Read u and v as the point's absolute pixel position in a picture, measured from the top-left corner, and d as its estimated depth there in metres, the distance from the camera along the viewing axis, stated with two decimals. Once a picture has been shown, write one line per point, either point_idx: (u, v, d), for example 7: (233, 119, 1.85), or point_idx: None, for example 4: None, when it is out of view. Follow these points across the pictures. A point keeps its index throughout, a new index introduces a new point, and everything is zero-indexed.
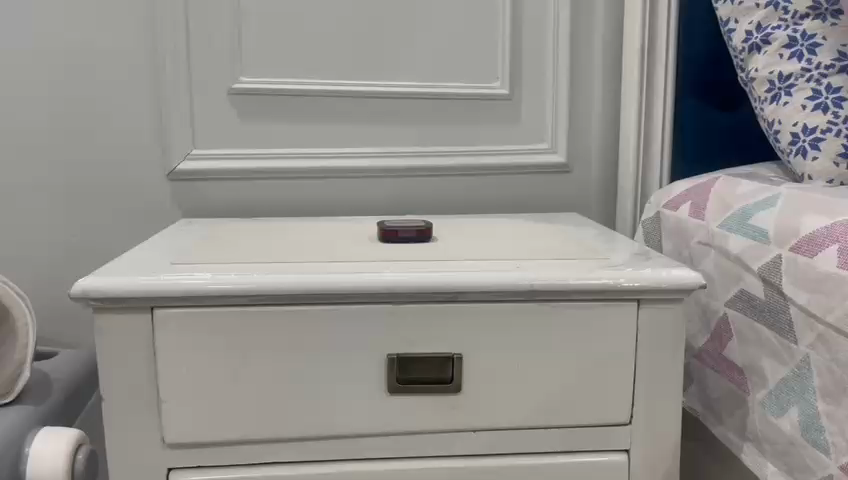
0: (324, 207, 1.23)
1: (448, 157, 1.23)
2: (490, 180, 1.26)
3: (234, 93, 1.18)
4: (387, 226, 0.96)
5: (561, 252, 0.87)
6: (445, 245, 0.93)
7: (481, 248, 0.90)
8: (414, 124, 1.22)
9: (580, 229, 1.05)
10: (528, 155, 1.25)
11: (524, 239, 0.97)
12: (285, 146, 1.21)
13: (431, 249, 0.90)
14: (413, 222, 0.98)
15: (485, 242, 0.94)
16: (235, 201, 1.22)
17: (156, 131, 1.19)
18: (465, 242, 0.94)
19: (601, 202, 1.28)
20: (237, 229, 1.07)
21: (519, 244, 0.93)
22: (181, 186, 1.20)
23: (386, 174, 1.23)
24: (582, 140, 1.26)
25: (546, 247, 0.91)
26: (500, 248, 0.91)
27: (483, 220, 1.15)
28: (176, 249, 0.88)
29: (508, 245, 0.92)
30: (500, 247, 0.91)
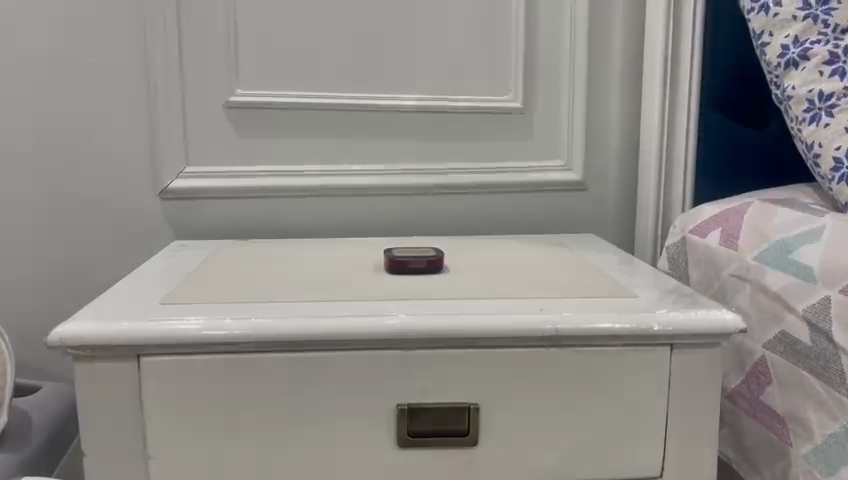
0: (325, 228, 1.16)
1: (457, 174, 1.16)
2: (502, 199, 1.18)
3: (229, 106, 1.10)
4: (394, 255, 0.89)
5: (584, 289, 0.80)
6: (457, 278, 0.86)
7: (496, 282, 0.83)
8: (421, 139, 1.16)
9: (599, 256, 0.98)
10: (542, 173, 1.18)
11: (541, 270, 0.90)
12: (284, 163, 1.14)
13: (442, 283, 0.83)
14: (422, 250, 0.91)
15: (499, 275, 0.87)
16: (231, 222, 1.14)
17: (146, 147, 1.11)
18: (478, 274, 0.87)
19: (618, 222, 1.21)
20: (232, 253, 1.00)
21: (536, 277, 0.85)
22: (173, 205, 1.13)
23: (392, 192, 1.16)
24: (598, 158, 1.19)
25: (567, 281, 0.84)
26: (517, 282, 0.83)
27: (495, 240, 1.10)
28: (164, 285, 0.81)
29: (525, 278, 0.85)
30: (517, 281, 0.84)
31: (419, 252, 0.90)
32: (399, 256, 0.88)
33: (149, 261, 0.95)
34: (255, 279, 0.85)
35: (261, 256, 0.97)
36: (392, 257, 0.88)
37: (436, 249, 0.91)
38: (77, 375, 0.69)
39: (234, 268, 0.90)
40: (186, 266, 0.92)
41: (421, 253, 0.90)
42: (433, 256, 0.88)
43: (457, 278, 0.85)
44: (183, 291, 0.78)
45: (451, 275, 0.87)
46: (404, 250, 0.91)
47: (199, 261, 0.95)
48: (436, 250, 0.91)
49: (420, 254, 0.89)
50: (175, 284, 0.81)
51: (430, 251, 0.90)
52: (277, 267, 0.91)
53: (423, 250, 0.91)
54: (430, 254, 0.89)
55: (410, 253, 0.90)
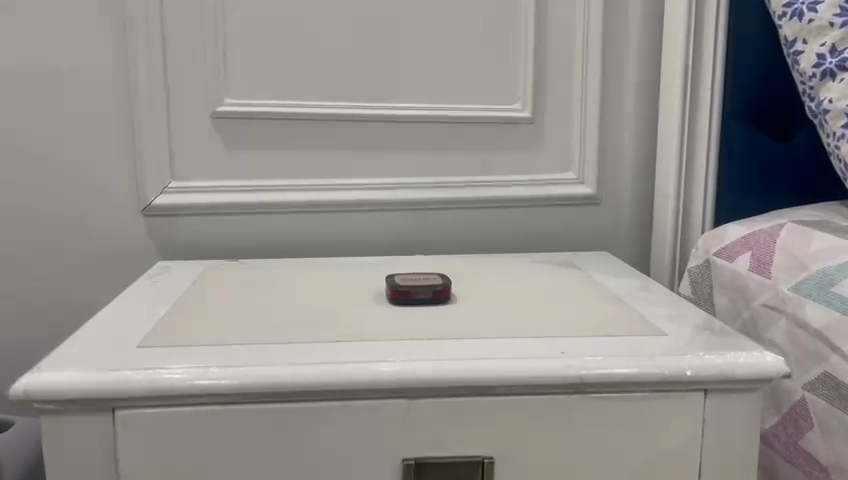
0: (321, 245, 1.09)
1: (462, 188, 1.09)
2: (509, 214, 1.11)
3: (217, 117, 1.03)
4: (397, 284, 0.81)
5: (606, 325, 0.73)
6: (466, 310, 0.78)
7: (510, 316, 0.76)
8: (424, 151, 1.08)
9: (617, 281, 0.91)
10: (553, 186, 1.10)
11: (557, 299, 0.82)
12: (277, 176, 1.06)
13: (451, 318, 0.76)
14: (428, 277, 0.83)
15: (512, 306, 0.80)
16: (219, 240, 1.07)
17: (128, 162, 1.03)
18: (489, 306, 0.80)
19: (632, 238, 1.14)
20: (219, 278, 0.92)
21: (553, 310, 0.78)
22: (157, 222, 1.05)
23: (392, 208, 1.09)
24: (612, 169, 1.12)
25: (586, 315, 0.77)
26: (532, 317, 0.76)
27: (504, 260, 1.02)
28: (145, 322, 0.74)
29: (541, 311, 0.78)
30: (532, 315, 0.77)
31: (424, 280, 0.82)
32: (402, 286, 0.81)
33: (128, 289, 0.87)
34: (244, 312, 0.77)
35: (252, 280, 0.90)
36: (395, 286, 0.81)
37: (443, 276, 0.84)
38: (45, 431, 0.62)
39: (223, 298, 0.82)
40: (168, 296, 0.84)
41: (426, 282, 0.82)
42: (439, 286, 0.80)
43: (466, 310, 0.78)
44: (165, 331, 0.71)
45: (459, 306, 0.80)
46: (407, 278, 0.83)
47: (184, 288, 0.88)
48: (443, 277, 0.83)
49: (425, 282, 0.82)
50: (156, 321, 0.74)
51: (436, 279, 0.83)
52: (269, 296, 0.83)
53: (428, 278, 0.84)
54: (435, 282, 0.81)
55: (415, 281, 0.82)
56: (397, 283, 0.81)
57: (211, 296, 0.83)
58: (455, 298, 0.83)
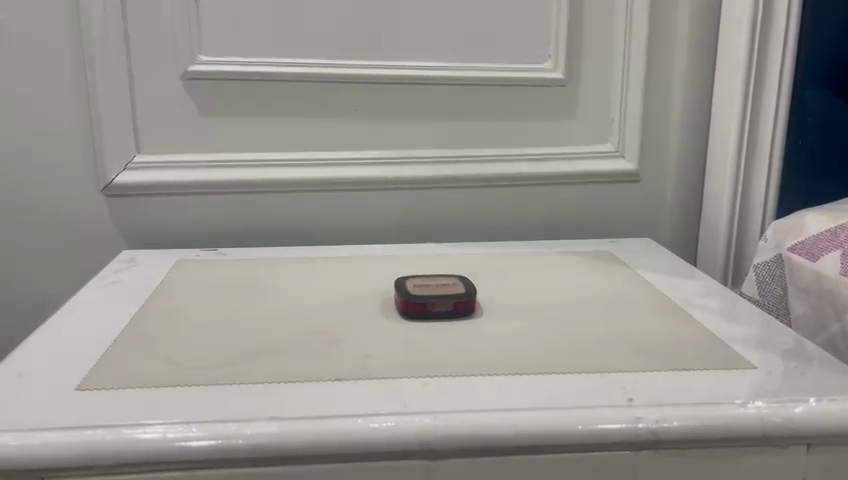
0: (316, 230, 0.93)
1: (481, 163, 0.93)
2: (536, 194, 0.95)
3: (189, 78, 0.86)
4: (409, 292, 0.65)
5: (677, 354, 0.58)
6: (497, 326, 0.63)
7: (553, 337, 0.61)
8: (436, 119, 0.91)
9: (670, 283, 0.76)
10: (588, 161, 0.94)
11: (606, 309, 0.67)
12: (263, 149, 0.89)
13: (479, 339, 0.60)
14: (446, 282, 0.68)
15: (552, 319, 0.65)
16: (195, 223, 0.90)
17: (84, 132, 0.86)
18: (524, 319, 0.64)
19: (678, 221, 0.99)
20: (190, 278, 0.76)
21: (605, 328, 0.63)
22: (121, 204, 0.89)
23: (399, 186, 0.92)
24: (657, 141, 0.95)
25: (647, 335, 0.61)
26: (580, 337, 0.61)
27: (532, 251, 0.87)
28: (92, 349, 0.58)
29: (589, 329, 0.63)
30: (580, 335, 0.61)
31: (442, 287, 0.67)
32: (416, 294, 0.65)
33: (76, 296, 0.71)
34: (220, 332, 0.61)
35: (232, 282, 0.74)
36: (406, 294, 0.65)
37: (466, 280, 0.68)
38: None
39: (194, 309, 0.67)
40: (126, 306, 0.68)
41: (445, 288, 0.66)
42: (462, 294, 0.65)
43: (497, 326, 0.63)
44: (115, 365, 0.55)
45: (487, 319, 0.64)
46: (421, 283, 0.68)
47: (145, 294, 0.72)
48: (465, 282, 0.68)
49: (444, 290, 0.66)
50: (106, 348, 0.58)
51: (457, 285, 0.67)
52: (251, 305, 0.68)
53: (447, 282, 0.68)
54: (457, 290, 0.66)
55: (431, 288, 0.66)
56: (410, 291, 0.66)
57: (181, 306, 0.67)
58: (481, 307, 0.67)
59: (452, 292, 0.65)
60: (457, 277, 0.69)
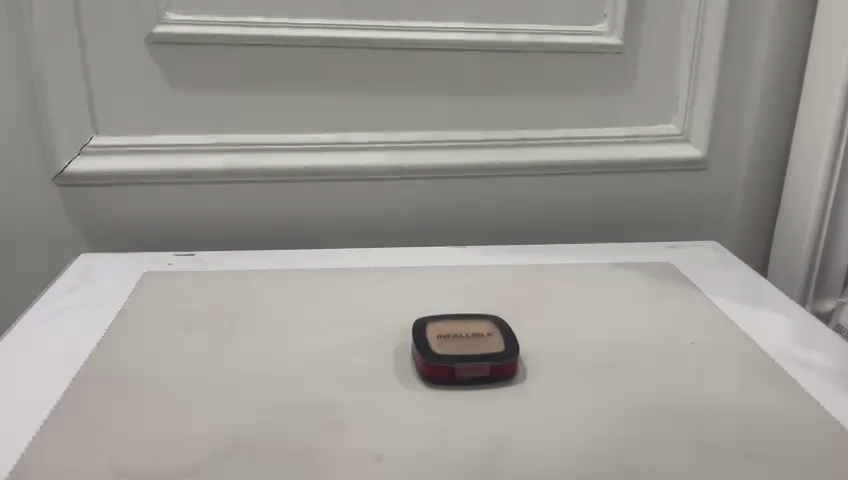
0: (315, 226, 0.78)
1: (515, 148, 0.77)
2: (580, 185, 0.79)
3: (155, 43, 0.69)
4: (431, 350, 0.51)
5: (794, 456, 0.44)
6: (547, 404, 0.49)
7: (625, 427, 0.47)
8: (462, 94, 0.75)
9: (755, 320, 0.62)
10: (645, 145, 0.78)
11: (684, 370, 0.53)
12: (250, 130, 0.73)
13: (529, 427, 0.46)
14: (478, 332, 0.53)
15: (619, 392, 0.51)
16: (169, 219, 0.75)
17: (26, 109, 0.70)
18: (584, 393, 0.51)
19: (746, 218, 0.83)
20: (159, 310, 0.62)
21: (691, 406, 0.49)
22: (78, 195, 0.73)
23: (415, 175, 0.76)
24: (730, 123, 0.79)
25: (750, 421, 0.47)
26: (660, 426, 0.47)
27: (576, 262, 0.72)
28: (12, 442, 0.44)
29: (669, 407, 0.49)
30: (659, 422, 0.47)
31: (472, 340, 0.52)
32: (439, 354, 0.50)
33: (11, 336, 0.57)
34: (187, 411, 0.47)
35: (209, 315, 0.60)
36: (426, 355, 0.50)
37: (504, 328, 0.53)
38: None
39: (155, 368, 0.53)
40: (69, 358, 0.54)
41: (476, 343, 0.51)
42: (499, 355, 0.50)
43: (549, 407, 0.49)
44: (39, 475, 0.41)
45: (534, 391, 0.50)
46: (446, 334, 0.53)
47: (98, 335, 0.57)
48: (504, 332, 0.53)
49: (476, 346, 0.51)
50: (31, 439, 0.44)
51: (492, 339, 0.52)
52: (230, 358, 0.54)
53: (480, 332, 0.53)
54: (492, 347, 0.51)
55: (458, 342, 0.52)
56: (430, 348, 0.51)
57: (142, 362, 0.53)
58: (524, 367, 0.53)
59: (485, 351, 0.50)
60: (493, 323, 0.54)
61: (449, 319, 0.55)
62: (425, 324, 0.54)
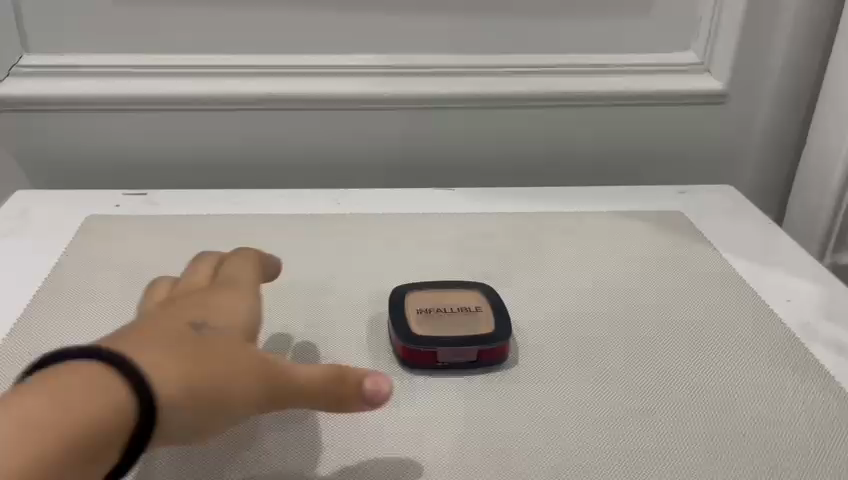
0: (288, 160, 0.70)
1: (509, 76, 0.68)
2: (582, 119, 0.71)
3: None
4: (413, 330, 0.46)
5: (810, 468, 0.39)
6: (536, 399, 0.44)
7: (627, 426, 0.42)
8: (450, 11, 0.66)
9: (776, 285, 0.55)
10: (657, 74, 0.69)
11: (689, 356, 0.48)
12: (207, 50, 0.65)
13: (521, 425, 0.42)
14: (465, 309, 0.48)
15: (622, 381, 0.45)
16: (123, 149, 0.68)
17: None
18: (580, 382, 0.45)
19: (766, 158, 0.75)
20: (98, 265, 0.55)
21: (702, 402, 0.44)
22: (16, 120, 0.66)
23: (396, 105, 0.68)
24: (757, 51, 0.69)
25: (767, 421, 0.42)
26: (664, 425, 0.42)
27: (575, 211, 0.65)
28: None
29: (674, 403, 0.44)
30: (665, 422, 0.42)
31: (458, 319, 0.47)
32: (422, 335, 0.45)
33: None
34: None
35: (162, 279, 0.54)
36: (407, 336, 0.45)
37: (494, 305, 0.48)
38: None
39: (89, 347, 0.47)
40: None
41: (464, 323, 0.47)
42: (489, 338, 0.45)
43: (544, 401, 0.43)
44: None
45: (525, 381, 0.45)
46: (429, 310, 0.48)
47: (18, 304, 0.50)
48: (494, 310, 0.48)
49: (462, 327, 0.46)
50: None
51: (480, 318, 0.47)
52: None
53: (466, 309, 0.48)
54: (480, 327, 0.46)
55: (443, 321, 0.47)
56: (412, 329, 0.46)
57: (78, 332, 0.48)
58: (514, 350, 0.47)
59: (473, 333, 0.46)
60: (482, 299, 0.49)
61: (433, 292, 0.50)
62: (406, 297, 0.49)
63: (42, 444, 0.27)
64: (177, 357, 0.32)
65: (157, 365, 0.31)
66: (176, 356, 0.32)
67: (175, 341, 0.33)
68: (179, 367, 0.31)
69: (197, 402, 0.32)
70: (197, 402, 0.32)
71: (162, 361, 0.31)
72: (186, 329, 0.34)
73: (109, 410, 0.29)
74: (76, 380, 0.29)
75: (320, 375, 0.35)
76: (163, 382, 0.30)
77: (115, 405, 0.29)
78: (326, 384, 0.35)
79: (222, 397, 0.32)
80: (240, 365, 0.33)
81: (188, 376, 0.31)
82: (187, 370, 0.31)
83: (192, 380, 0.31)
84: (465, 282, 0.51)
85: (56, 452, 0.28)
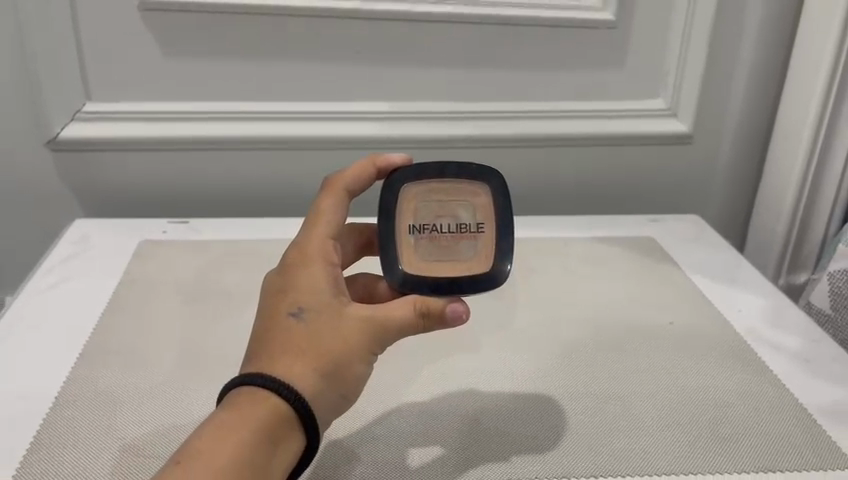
0: (309, 194, 0.80)
1: (505, 120, 0.78)
2: (567, 157, 0.81)
3: (145, 9, 0.68)
4: (404, 253, 0.48)
5: (801, 456, 0.48)
6: (553, 417, 0.51)
7: (650, 433, 0.50)
8: (454, 65, 0.75)
9: (732, 300, 0.65)
10: (633, 120, 0.80)
11: (683, 369, 0.56)
12: (241, 98, 0.74)
13: (545, 445, 0.48)
14: (465, 232, 0.49)
15: (635, 396, 0.53)
16: (165, 184, 0.77)
17: (19, 72, 0.70)
18: (595, 400, 0.53)
19: (727, 190, 0.86)
20: (155, 282, 0.65)
21: (660, 390, 0.54)
22: (73, 160, 0.74)
23: (405, 146, 0.78)
24: (717, 98, 0.80)
25: (711, 403, 0.53)
26: (632, 411, 0.52)
27: (560, 236, 0.75)
28: (17, 440, 0.47)
29: (658, 401, 0.53)
30: (628, 404, 0.52)
31: (456, 248, 0.49)
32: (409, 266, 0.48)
33: (7, 316, 0.59)
34: (190, 394, 0.52)
35: (210, 296, 0.63)
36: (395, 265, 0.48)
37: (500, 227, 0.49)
38: None
39: (151, 360, 0.55)
40: (68, 340, 0.57)
41: (458, 255, 0.48)
42: (480, 282, 0.47)
43: (531, 389, 0.53)
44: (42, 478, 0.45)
45: (536, 413, 0.51)
46: (425, 228, 0.49)
47: (100, 309, 0.61)
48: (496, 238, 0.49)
49: (455, 261, 0.48)
50: (32, 438, 0.48)
51: (479, 250, 0.49)
52: (235, 339, 0.58)
53: (467, 233, 0.49)
54: (475, 266, 0.48)
55: (437, 248, 0.49)
56: (403, 255, 0.48)
57: (149, 346, 0.57)
58: (517, 387, 0.54)
59: (469, 272, 0.47)
60: (487, 217, 0.50)
61: (435, 197, 0.50)
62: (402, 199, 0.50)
63: (234, 457, 0.37)
64: (305, 355, 0.41)
65: (294, 370, 0.40)
66: (304, 357, 0.41)
67: (294, 340, 0.41)
68: (304, 362, 0.41)
69: (333, 377, 0.41)
70: (331, 378, 0.41)
71: (294, 367, 0.40)
72: (296, 322, 0.42)
73: (282, 414, 0.39)
74: (247, 407, 0.39)
75: (408, 319, 0.43)
76: (300, 383, 0.40)
77: (278, 411, 0.39)
78: (417, 324, 0.43)
79: (345, 365, 0.42)
80: (349, 336, 0.42)
81: (316, 364, 0.41)
82: (313, 362, 0.41)
83: (321, 367, 0.41)
84: (476, 178, 0.50)
85: (252, 458, 0.38)
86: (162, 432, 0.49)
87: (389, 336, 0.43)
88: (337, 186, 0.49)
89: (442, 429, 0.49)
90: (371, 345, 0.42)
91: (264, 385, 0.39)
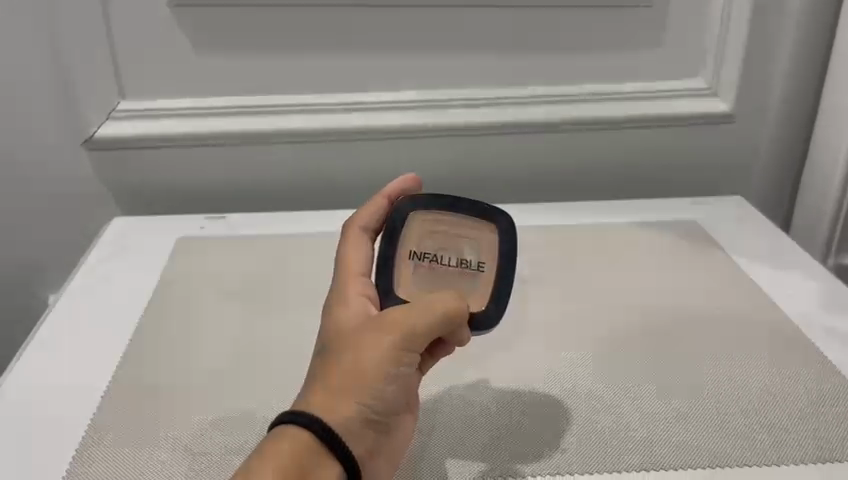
0: (345, 186, 0.79)
1: (541, 105, 0.76)
2: (605, 141, 0.79)
3: (176, 6, 0.68)
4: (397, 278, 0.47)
5: None
6: (599, 406, 0.50)
7: (698, 423, 0.48)
8: (488, 51, 0.74)
9: (782, 283, 0.63)
10: (673, 100, 0.78)
11: (733, 356, 0.54)
12: (274, 92, 0.74)
13: (563, 441, 0.47)
14: (465, 268, 0.47)
15: (681, 383, 0.52)
16: (201, 181, 0.77)
17: (54, 73, 0.71)
18: (639, 389, 0.51)
19: (771, 170, 0.83)
20: (195, 279, 0.65)
21: (709, 376, 0.52)
22: (110, 159, 0.75)
23: (441, 134, 0.77)
24: (760, 75, 0.78)
25: (765, 390, 0.51)
26: (681, 399, 0.50)
27: (601, 223, 0.74)
28: (65, 440, 0.48)
29: (709, 388, 0.51)
30: (678, 393, 0.51)
31: (454, 283, 0.47)
32: (405, 297, 0.46)
33: (53, 314, 0.60)
34: (234, 389, 0.52)
35: (250, 291, 0.63)
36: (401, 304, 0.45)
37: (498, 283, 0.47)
38: None
39: (194, 353, 0.56)
40: (113, 338, 0.58)
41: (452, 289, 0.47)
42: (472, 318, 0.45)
43: (576, 376, 0.53)
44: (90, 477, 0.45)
45: (551, 406, 0.50)
46: (426, 256, 0.48)
47: (143, 305, 0.62)
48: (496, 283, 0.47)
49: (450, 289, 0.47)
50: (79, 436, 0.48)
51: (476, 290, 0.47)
52: (277, 335, 0.58)
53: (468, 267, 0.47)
54: (470, 304, 0.46)
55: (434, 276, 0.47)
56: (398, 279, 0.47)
57: (193, 341, 0.57)
58: (560, 377, 0.53)
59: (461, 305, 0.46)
60: (491, 257, 0.48)
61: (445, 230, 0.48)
62: (410, 222, 0.48)
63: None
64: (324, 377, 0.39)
65: (316, 400, 0.39)
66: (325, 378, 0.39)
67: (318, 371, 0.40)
68: (323, 384, 0.39)
69: (360, 392, 0.39)
70: (354, 395, 0.39)
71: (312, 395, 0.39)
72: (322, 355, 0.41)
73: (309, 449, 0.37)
74: (278, 449, 0.37)
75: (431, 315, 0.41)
76: (319, 404, 0.38)
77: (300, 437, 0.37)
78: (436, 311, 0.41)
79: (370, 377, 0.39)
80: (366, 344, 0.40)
81: (334, 386, 0.39)
82: (335, 387, 0.39)
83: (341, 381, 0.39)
84: (485, 217, 0.48)
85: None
86: (209, 425, 0.49)
87: (413, 334, 0.40)
88: (352, 230, 0.48)
89: (519, 399, 0.51)
90: (398, 352, 0.40)
91: (287, 425, 0.38)
